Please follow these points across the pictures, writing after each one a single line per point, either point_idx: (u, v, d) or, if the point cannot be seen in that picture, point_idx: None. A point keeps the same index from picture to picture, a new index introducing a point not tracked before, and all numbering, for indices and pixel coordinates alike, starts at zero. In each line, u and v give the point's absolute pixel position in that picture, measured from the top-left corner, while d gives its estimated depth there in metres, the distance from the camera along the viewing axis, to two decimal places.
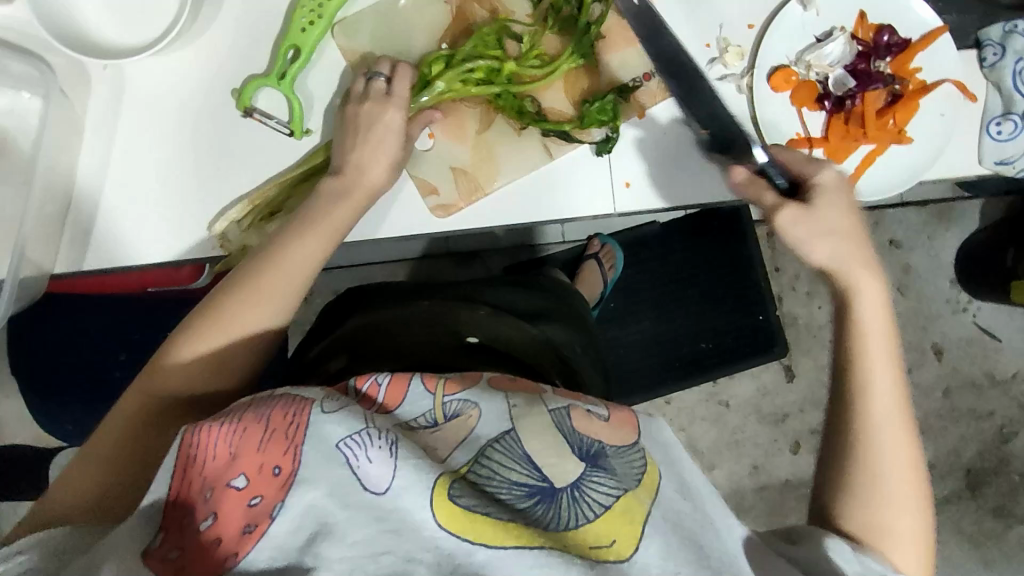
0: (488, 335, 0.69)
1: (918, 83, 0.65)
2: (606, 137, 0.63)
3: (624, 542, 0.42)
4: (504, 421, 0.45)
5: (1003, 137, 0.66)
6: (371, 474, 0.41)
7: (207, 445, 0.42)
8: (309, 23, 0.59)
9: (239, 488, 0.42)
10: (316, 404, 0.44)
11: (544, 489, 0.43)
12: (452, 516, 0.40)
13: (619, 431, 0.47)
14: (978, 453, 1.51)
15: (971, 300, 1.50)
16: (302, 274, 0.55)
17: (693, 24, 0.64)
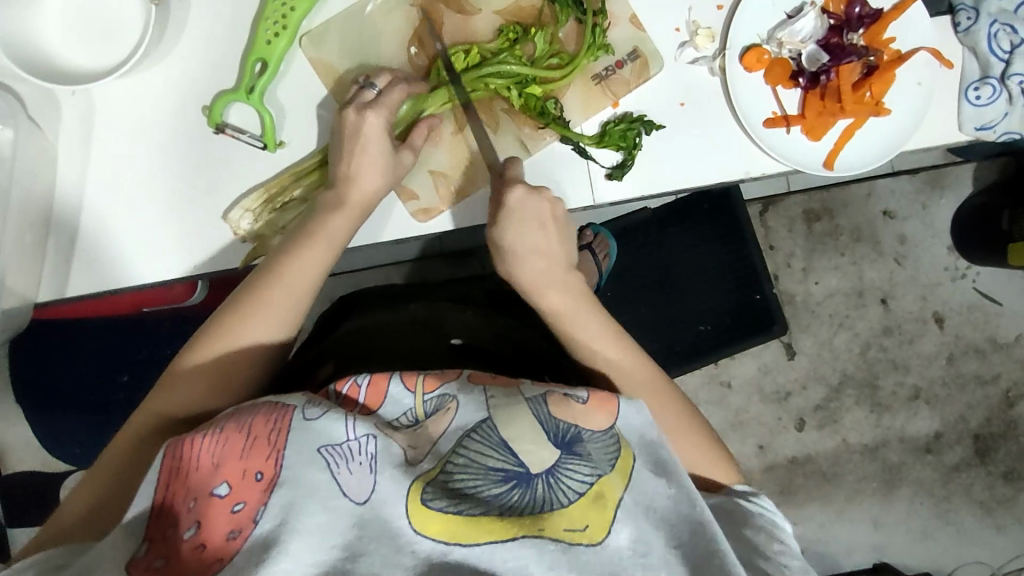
0: (474, 335, 0.69)
1: (893, 53, 0.65)
2: (620, 162, 0.62)
3: (595, 528, 0.45)
4: (481, 412, 0.48)
5: (982, 101, 0.65)
6: (350, 484, 0.44)
7: (192, 457, 0.45)
8: (273, 35, 0.59)
9: (223, 496, 0.44)
10: (297, 410, 0.47)
11: (522, 474, 0.46)
12: (427, 518, 0.43)
13: (597, 414, 0.49)
14: (985, 418, 1.51)
15: (970, 265, 1.48)
16: (302, 284, 0.56)
17: (662, 9, 0.64)
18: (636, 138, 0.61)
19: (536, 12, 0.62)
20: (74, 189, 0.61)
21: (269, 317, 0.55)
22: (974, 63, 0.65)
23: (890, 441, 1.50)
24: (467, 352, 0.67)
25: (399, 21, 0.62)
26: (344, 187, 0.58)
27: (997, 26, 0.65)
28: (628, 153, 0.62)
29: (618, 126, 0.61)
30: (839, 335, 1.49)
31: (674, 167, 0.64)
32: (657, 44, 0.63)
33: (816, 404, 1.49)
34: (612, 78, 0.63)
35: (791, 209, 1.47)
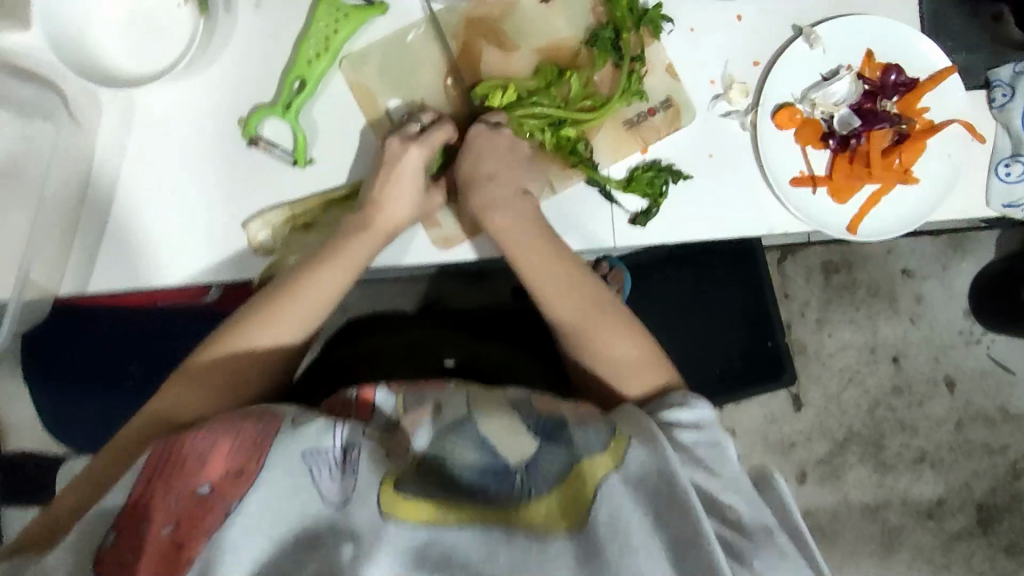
0: (468, 350, 0.71)
1: (926, 123, 0.65)
2: (645, 209, 0.62)
3: (569, 514, 0.47)
4: (464, 409, 0.52)
5: (1012, 178, 0.65)
6: (327, 489, 0.49)
7: (180, 454, 0.49)
8: (315, 55, 0.60)
9: (204, 494, 0.48)
10: (287, 419, 0.50)
11: (498, 465, 0.49)
12: (398, 502, 0.47)
13: (585, 409, 0.53)
14: (990, 488, 1.48)
15: (985, 332, 1.47)
16: (318, 303, 0.59)
17: (699, 61, 0.64)
18: (662, 186, 0.62)
19: (574, 54, 0.63)
20: (105, 187, 0.62)
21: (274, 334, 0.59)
22: (1007, 140, 0.65)
23: (891, 502, 1.48)
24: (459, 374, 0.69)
25: (438, 51, 0.63)
26: (373, 212, 0.60)
27: None
28: (653, 201, 0.62)
29: (646, 173, 0.62)
30: (848, 390, 1.47)
31: (698, 218, 0.64)
32: (691, 95, 0.64)
33: (819, 458, 1.47)
34: (644, 125, 0.63)
35: (810, 259, 1.47)
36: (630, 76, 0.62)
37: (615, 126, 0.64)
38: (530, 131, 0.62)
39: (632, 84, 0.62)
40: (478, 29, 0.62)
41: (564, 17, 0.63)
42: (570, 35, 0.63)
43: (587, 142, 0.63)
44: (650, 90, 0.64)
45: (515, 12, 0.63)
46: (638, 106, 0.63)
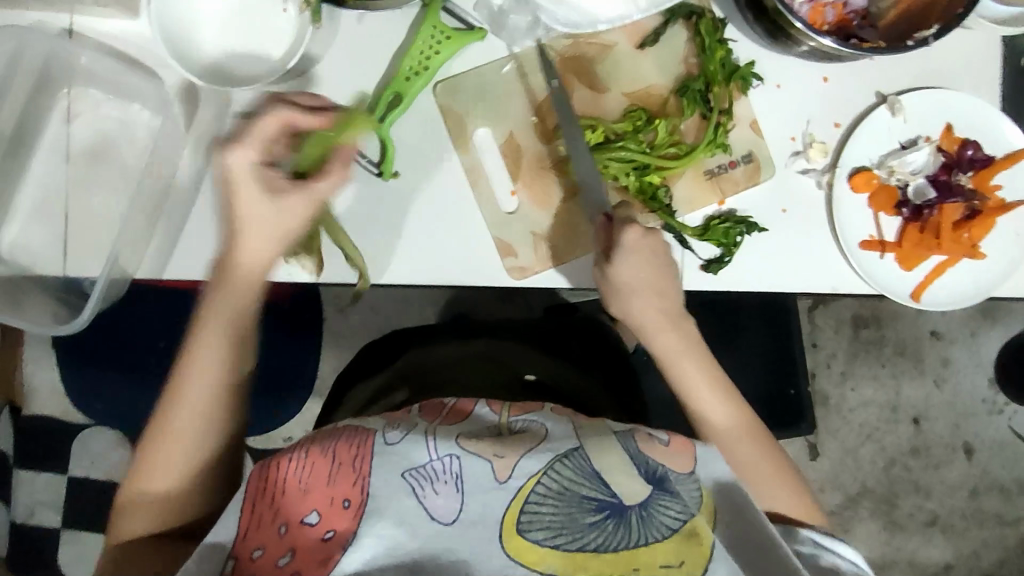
0: (546, 370, 0.74)
1: (998, 201, 0.66)
2: (718, 257, 0.64)
3: (692, 564, 0.42)
4: (572, 438, 0.47)
5: None
6: (437, 506, 0.44)
7: (279, 479, 0.44)
8: (415, 73, 0.62)
9: (313, 523, 0.43)
10: (378, 435, 0.47)
11: (614, 505, 0.43)
12: (521, 548, 0.42)
13: (677, 457, 0.49)
14: (998, 560, 1.48)
15: (1008, 403, 1.47)
16: (249, 285, 0.58)
17: (782, 117, 0.66)
18: (737, 237, 0.63)
19: (661, 100, 0.65)
20: (192, 178, 0.64)
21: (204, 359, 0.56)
22: None
23: (898, 563, 1.47)
24: (538, 389, 0.72)
25: (532, 83, 0.64)
26: (232, 253, 0.57)
27: None
28: (726, 251, 0.64)
29: (722, 224, 0.63)
30: (865, 446, 1.47)
31: (766, 271, 0.65)
32: (773, 151, 0.65)
33: (830, 511, 1.47)
34: (722, 176, 0.65)
35: (840, 311, 1.47)
36: (716, 127, 0.64)
37: (695, 177, 0.65)
38: (614, 171, 0.63)
39: (717, 135, 0.63)
40: (571, 67, 0.64)
41: (655, 63, 0.65)
42: (660, 81, 0.65)
43: (667, 188, 0.64)
44: (732, 142, 0.65)
45: (609, 53, 0.64)
46: (720, 157, 0.65)
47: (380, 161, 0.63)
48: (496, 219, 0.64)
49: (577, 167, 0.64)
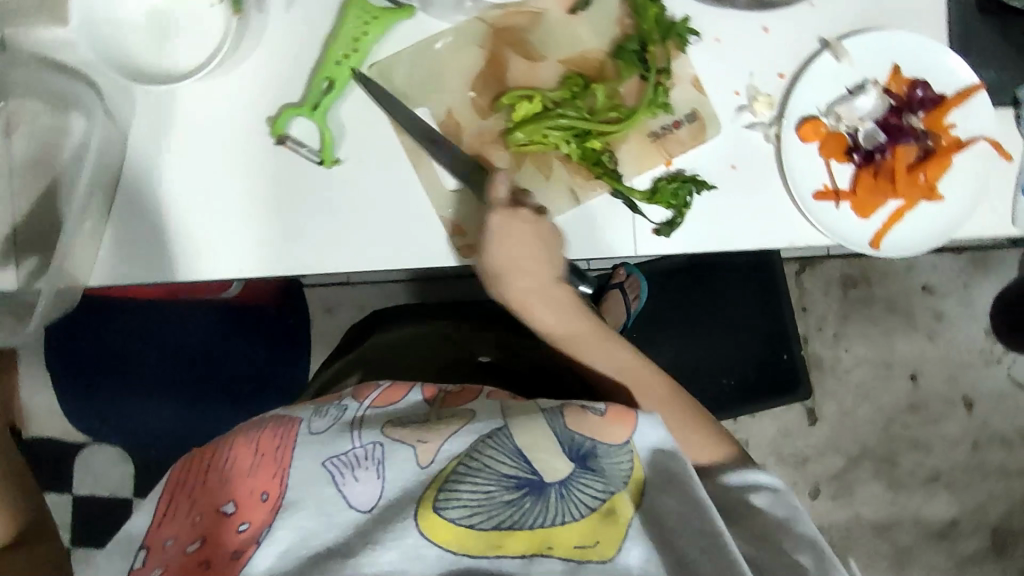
0: (501, 349, 0.73)
1: (952, 139, 0.64)
2: (670, 220, 0.63)
3: (606, 544, 0.48)
4: (498, 420, 0.50)
5: None
6: (357, 493, 0.49)
7: (202, 472, 0.50)
8: (343, 56, 0.62)
9: (229, 513, 0.48)
10: (303, 424, 0.52)
11: (533, 482, 0.48)
12: (435, 526, 0.47)
13: (612, 427, 0.50)
14: (1006, 512, 1.47)
15: (1006, 352, 1.45)
16: None
17: (725, 72, 0.64)
18: (687, 197, 0.62)
19: (600, 64, 0.64)
20: (136, 182, 0.64)
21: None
22: None
23: (904, 521, 1.46)
24: (491, 370, 0.71)
25: (468, 59, 0.64)
26: None
27: None
28: (679, 214, 0.63)
29: (670, 185, 0.62)
30: (863, 406, 1.46)
31: (720, 230, 0.64)
32: (716, 107, 0.64)
33: (832, 474, 1.46)
34: (668, 137, 0.64)
35: (828, 272, 1.45)
36: (655, 88, 0.62)
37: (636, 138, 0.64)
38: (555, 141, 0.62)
39: (658, 96, 0.62)
40: (505, 38, 0.63)
41: (590, 27, 0.64)
42: (596, 46, 0.64)
43: (611, 154, 0.63)
44: (676, 103, 0.64)
45: (542, 21, 0.63)
46: (664, 118, 0.64)
47: (319, 148, 0.63)
48: (442, 199, 0.64)
49: (518, 139, 0.63)
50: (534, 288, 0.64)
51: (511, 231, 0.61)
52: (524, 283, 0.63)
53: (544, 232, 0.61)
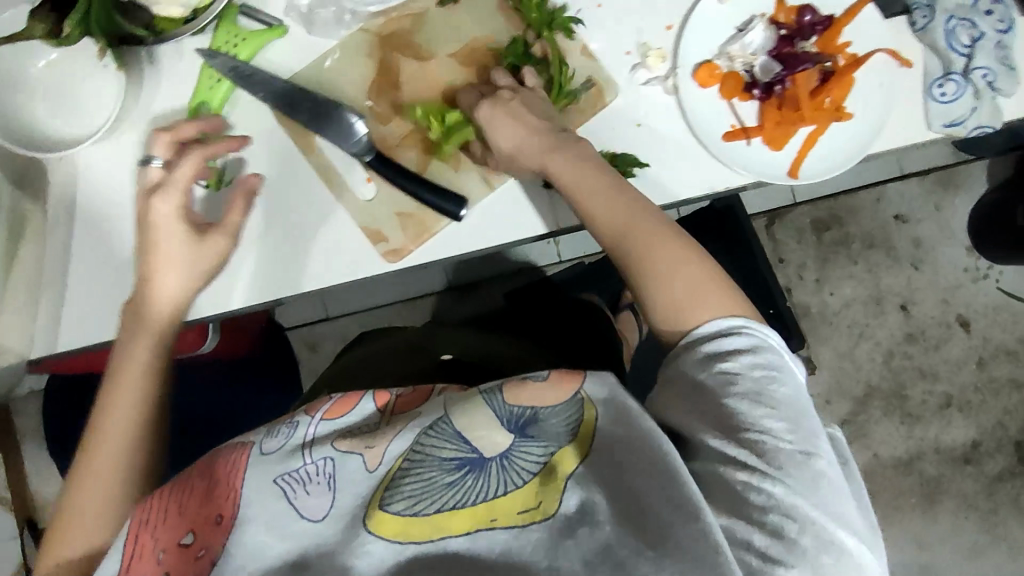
0: (464, 348, 0.75)
1: (849, 57, 0.64)
2: None
3: (548, 501, 0.48)
4: (438, 411, 0.52)
5: (947, 98, 0.64)
6: (308, 504, 0.49)
7: (158, 509, 0.48)
8: (217, 81, 0.63)
9: (188, 543, 0.47)
10: (254, 446, 0.51)
11: (475, 459, 0.49)
12: (382, 521, 0.47)
13: (559, 388, 0.51)
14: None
15: (991, 265, 1.44)
16: (117, 463, 0.53)
17: (612, 35, 0.65)
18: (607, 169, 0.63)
19: (488, 49, 0.64)
20: (62, 250, 0.65)
21: (134, 333, 0.55)
22: (936, 60, 0.64)
23: (924, 453, 1.44)
24: (452, 365, 0.73)
25: (359, 71, 0.65)
26: None
27: (953, 21, 0.64)
28: None
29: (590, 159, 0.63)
30: (859, 345, 1.45)
31: (635, 187, 0.64)
32: (610, 69, 0.65)
33: (843, 419, 1.44)
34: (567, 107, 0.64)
35: (798, 220, 1.45)
36: (540, 65, 0.64)
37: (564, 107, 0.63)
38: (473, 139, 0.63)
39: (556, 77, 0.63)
40: (391, 44, 0.64)
41: (472, 17, 0.65)
42: (481, 33, 0.64)
43: None
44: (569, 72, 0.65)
45: (424, 20, 0.64)
46: None
47: None
48: (357, 209, 0.64)
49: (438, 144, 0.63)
50: (603, 198, 0.57)
51: (555, 145, 0.59)
52: (585, 182, 0.57)
53: (581, 155, 0.59)
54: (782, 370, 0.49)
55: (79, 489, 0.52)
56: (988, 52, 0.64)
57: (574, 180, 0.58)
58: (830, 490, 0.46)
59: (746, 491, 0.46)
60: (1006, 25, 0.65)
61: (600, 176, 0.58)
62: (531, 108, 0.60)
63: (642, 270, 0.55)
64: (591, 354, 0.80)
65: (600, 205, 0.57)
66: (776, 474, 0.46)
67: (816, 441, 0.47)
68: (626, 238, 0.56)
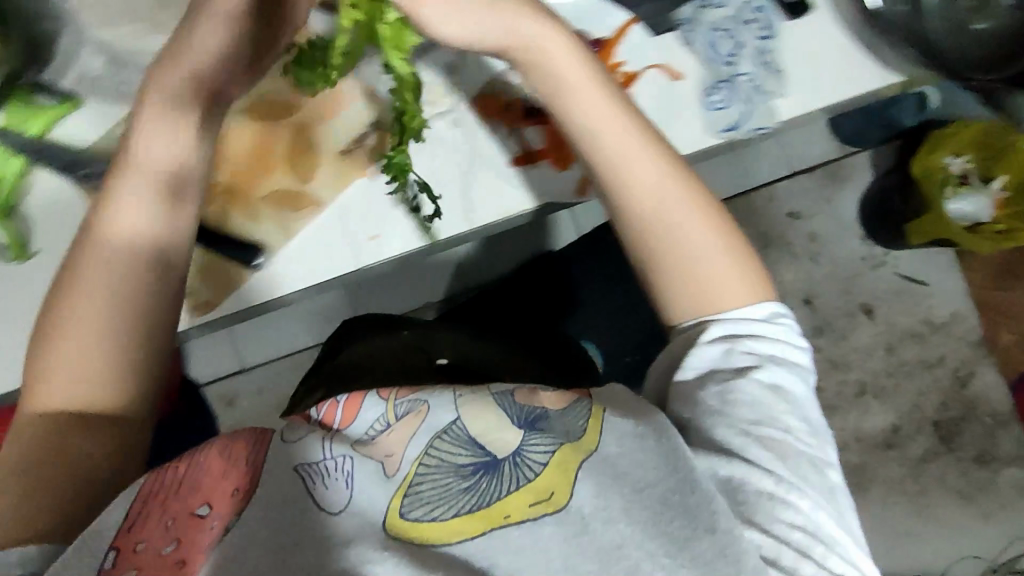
0: (460, 353, 0.72)
1: (624, 76, 0.67)
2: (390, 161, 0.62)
3: (559, 493, 0.48)
4: (451, 412, 0.51)
5: (720, 105, 0.68)
6: (326, 495, 0.47)
7: (197, 466, 0.48)
8: (13, 156, 0.65)
9: (201, 514, 0.47)
10: (277, 433, 0.50)
11: (488, 461, 0.48)
12: (399, 522, 0.46)
13: (562, 398, 0.54)
14: (941, 403, 1.46)
15: (886, 252, 1.48)
16: (95, 328, 0.54)
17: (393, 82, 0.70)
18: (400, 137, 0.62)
19: (279, 102, 0.69)
20: None
21: (139, 182, 0.59)
22: (704, 69, 0.68)
23: (847, 442, 1.44)
24: (450, 368, 0.69)
25: None
26: None
27: (716, 32, 0.69)
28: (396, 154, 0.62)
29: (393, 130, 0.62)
30: None
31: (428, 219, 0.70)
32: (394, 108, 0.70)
33: None
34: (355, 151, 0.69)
35: None
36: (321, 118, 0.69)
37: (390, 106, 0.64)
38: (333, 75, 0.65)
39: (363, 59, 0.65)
40: None
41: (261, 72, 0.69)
42: (267, 90, 0.69)
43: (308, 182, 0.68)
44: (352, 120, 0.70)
45: None
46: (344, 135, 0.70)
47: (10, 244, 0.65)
48: None
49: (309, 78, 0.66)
50: (618, 149, 0.62)
51: (587, 109, 0.62)
52: (600, 116, 0.62)
53: (554, 44, 0.62)
54: (802, 372, 0.57)
55: (41, 349, 0.54)
56: (751, 58, 0.69)
57: (609, 123, 0.62)
58: (826, 479, 0.52)
59: (808, 469, 0.52)
60: (767, 29, 0.69)
61: (615, 110, 0.63)
62: (571, 59, 0.63)
63: (654, 241, 0.61)
64: (577, 372, 0.77)
65: (609, 139, 0.62)
66: (790, 472, 0.51)
67: (827, 450, 0.55)
68: (592, 154, 0.62)
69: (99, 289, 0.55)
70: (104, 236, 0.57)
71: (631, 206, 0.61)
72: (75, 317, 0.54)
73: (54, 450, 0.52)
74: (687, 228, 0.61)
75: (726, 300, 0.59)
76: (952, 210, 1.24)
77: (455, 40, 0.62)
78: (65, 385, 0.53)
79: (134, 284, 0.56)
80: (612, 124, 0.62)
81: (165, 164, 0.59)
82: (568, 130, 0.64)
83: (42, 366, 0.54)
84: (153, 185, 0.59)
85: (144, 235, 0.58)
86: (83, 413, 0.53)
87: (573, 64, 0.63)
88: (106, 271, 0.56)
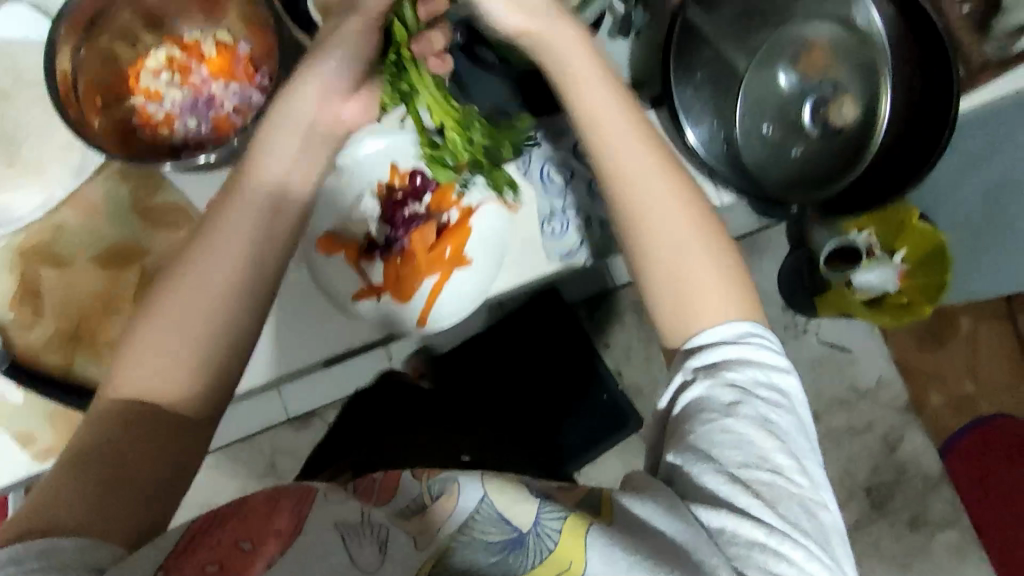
0: None
1: (462, 210, 0.71)
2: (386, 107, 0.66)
3: (576, 563, 0.45)
4: (478, 488, 0.48)
5: (557, 233, 0.71)
6: (359, 555, 0.43)
7: (213, 517, 0.44)
8: None
9: (245, 548, 0.42)
10: (320, 492, 0.46)
11: (514, 538, 0.46)
12: None
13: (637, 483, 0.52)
14: (872, 469, 1.44)
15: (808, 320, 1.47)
16: (206, 295, 0.50)
17: None
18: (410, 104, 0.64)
19: (123, 251, 0.69)
20: None
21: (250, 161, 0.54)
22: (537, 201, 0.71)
23: None
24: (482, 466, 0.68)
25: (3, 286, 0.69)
26: None
27: (547, 166, 0.72)
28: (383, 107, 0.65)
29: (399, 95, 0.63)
30: None
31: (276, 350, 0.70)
32: None
33: None
34: None
35: None
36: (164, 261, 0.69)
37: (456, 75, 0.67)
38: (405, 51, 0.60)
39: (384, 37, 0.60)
40: (35, 257, 0.69)
41: (108, 220, 0.70)
42: (114, 236, 0.70)
43: None
44: None
45: (62, 231, 0.70)
46: None
47: None
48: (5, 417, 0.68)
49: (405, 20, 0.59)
50: (641, 162, 0.54)
51: (602, 96, 0.56)
52: (605, 100, 0.55)
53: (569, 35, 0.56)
54: (788, 409, 0.52)
55: (141, 326, 0.50)
56: (581, 190, 0.71)
57: (595, 94, 0.55)
58: (816, 521, 0.49)
59: (788, 498, 0.49)
60: (602, 160, 0.72)
61: (609, 90, 0.56)
62: (589, 63, 0.56)
63: (642, 227, 0.54)
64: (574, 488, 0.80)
65: (622, 143, 0.55)
66: (764, 497, 0.49)
67: (821, 492, 0.51)
68: (614, 168, 0.54)
69: (210, 258, 0.51)
70: (244, 183, 0.53)
71: (634, 211, 0.54)
72: (158, 315, 0.50)
73: (70, 480, 0.45)
74: (671, 222, 0.54)
75: (709, 300, 0.54)
76: (862, 285, 1.20)
77: (500, 17, 0.56)
78: (137, 374, 0.49)
79: (241, 289, 0.51)
80: (597, 112, 0.55)
81: (273, 191, 0.54)
82: (565, 102, 0.57)
83: (128, 355, 0.49)
84: (263, 203, 0.53)
85: (261, 232, 0.53)
86: (144, 402, 0.48)
87: (582, 59, 0.56)
88: (210, 261, 0.51)
